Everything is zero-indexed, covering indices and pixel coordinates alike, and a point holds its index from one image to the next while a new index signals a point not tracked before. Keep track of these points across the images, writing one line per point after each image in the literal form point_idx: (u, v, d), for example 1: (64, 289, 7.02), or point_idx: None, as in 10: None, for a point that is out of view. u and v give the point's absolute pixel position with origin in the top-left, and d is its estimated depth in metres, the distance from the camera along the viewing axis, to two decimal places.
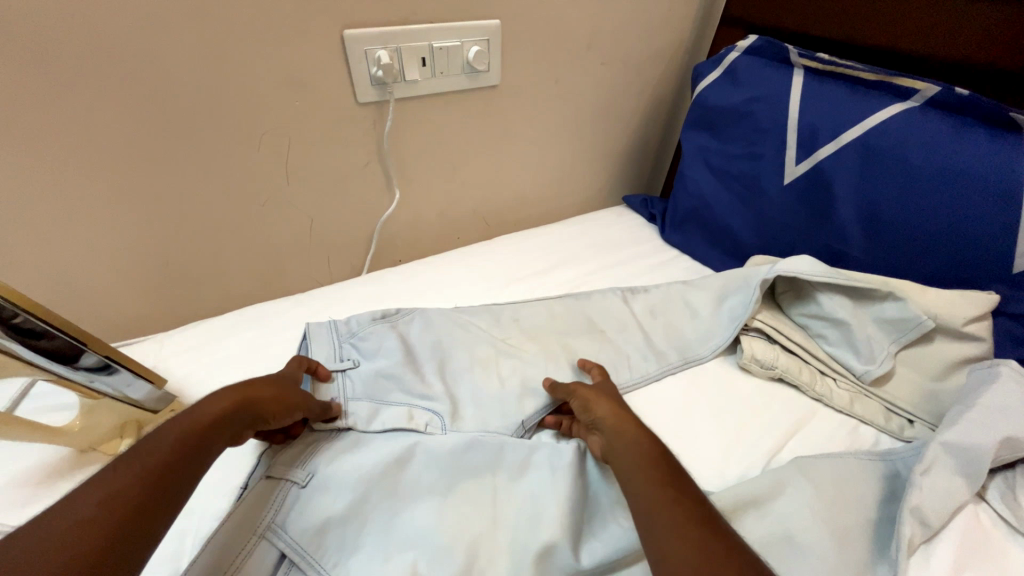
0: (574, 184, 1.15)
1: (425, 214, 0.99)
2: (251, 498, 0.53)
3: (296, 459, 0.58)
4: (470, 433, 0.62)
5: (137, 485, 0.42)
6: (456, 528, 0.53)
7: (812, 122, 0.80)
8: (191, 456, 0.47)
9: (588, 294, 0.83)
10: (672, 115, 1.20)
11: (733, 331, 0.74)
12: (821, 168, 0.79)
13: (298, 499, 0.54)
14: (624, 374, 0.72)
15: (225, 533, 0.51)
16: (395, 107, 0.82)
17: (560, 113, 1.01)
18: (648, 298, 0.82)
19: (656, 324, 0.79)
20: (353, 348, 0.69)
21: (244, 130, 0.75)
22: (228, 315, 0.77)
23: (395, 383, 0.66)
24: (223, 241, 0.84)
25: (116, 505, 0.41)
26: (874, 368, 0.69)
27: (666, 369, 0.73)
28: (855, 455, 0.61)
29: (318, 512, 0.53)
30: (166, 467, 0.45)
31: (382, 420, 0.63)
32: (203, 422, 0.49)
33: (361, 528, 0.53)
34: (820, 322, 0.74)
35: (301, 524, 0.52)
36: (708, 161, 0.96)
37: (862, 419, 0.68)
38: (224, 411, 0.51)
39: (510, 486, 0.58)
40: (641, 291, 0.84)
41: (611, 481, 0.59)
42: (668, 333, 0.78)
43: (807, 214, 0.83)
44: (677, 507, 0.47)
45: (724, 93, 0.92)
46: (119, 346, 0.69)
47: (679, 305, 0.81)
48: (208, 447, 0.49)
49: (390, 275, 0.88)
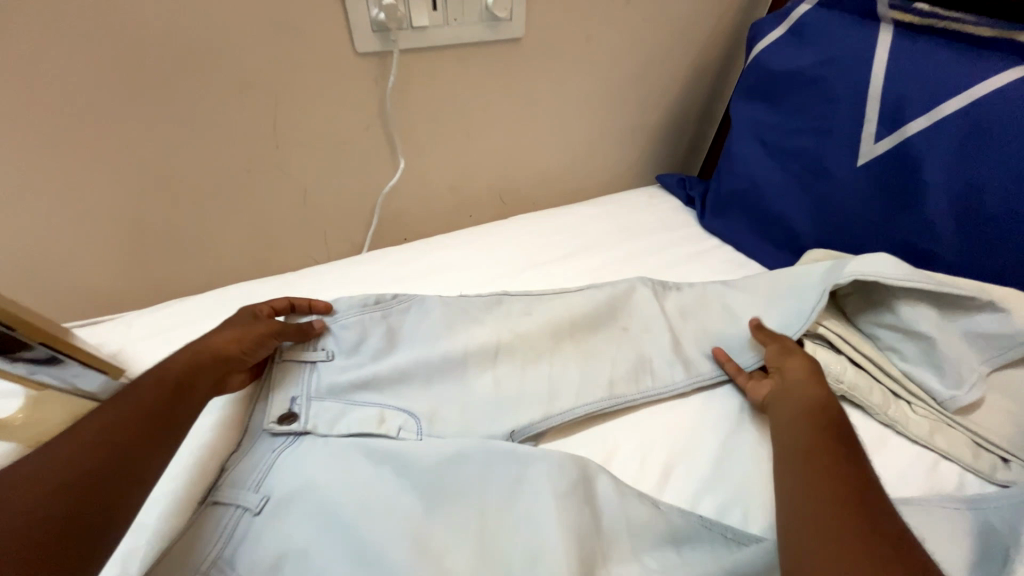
0: (602, 161, 1.03)
1: (433, 189, 0.88)
2: (194, 526, 0.46)
3: (248, 477, 0.50)
4: (456, 442, 0.53)
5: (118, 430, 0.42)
6: (441, 564, 0.45)
7: (900, 90, 0.66)
8: (172, 403, 0.47)
9: (614, 287, 0.70)
10: (719, 83, 1.05)
11: (812, 314, 0.62)
12: (909, 147, 0.66)
13: (250, 528, 0.47)
14: (645, 382, 0.61)
15: (163, 570, 0.44)
16: (400, 60, 0.71)
17: (591, 75, 0.88)
18: (679, 297, 0.71)
19: (688, 328, 0.68)
20: (330, 336, 0.62)
21: (224, 81, 0.65)
22: (205, 295, 0.68)
23: (372, 380, 0.59)
24: (204, 213, 0.74)
25: (98, 444, 0.41)
26: (961, 396, 0.57)
27: (689, 381, 0.61)
28: (944, 515, 0.49)
29: (272, 555, 0.45)
30: (138, 416, 0.44)
31: (346, 425, 0.55)
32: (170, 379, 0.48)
33: (320, 561, 0.44)
34: (893, 334, 0.62)
35: (251, 557, 0.45)
36: (762, 136, 0.82)
37: (944, 454, 0.56)
38: (188, 363, 0.51)
39: (506, 512, 0.48)
40: (672, 287, 0.72)
41: (627, 504, 0.49)
42: (699, 336, 0.67)
43: (884, 203, 0.69)
44: (852, 475, 0.45)
45: (789, 55, 0.78)
46: (80, 328, 0.62)
47: (715, 307, 0.70)
48: (188, 392, 0.48)
49: (390, 256, 0.78)
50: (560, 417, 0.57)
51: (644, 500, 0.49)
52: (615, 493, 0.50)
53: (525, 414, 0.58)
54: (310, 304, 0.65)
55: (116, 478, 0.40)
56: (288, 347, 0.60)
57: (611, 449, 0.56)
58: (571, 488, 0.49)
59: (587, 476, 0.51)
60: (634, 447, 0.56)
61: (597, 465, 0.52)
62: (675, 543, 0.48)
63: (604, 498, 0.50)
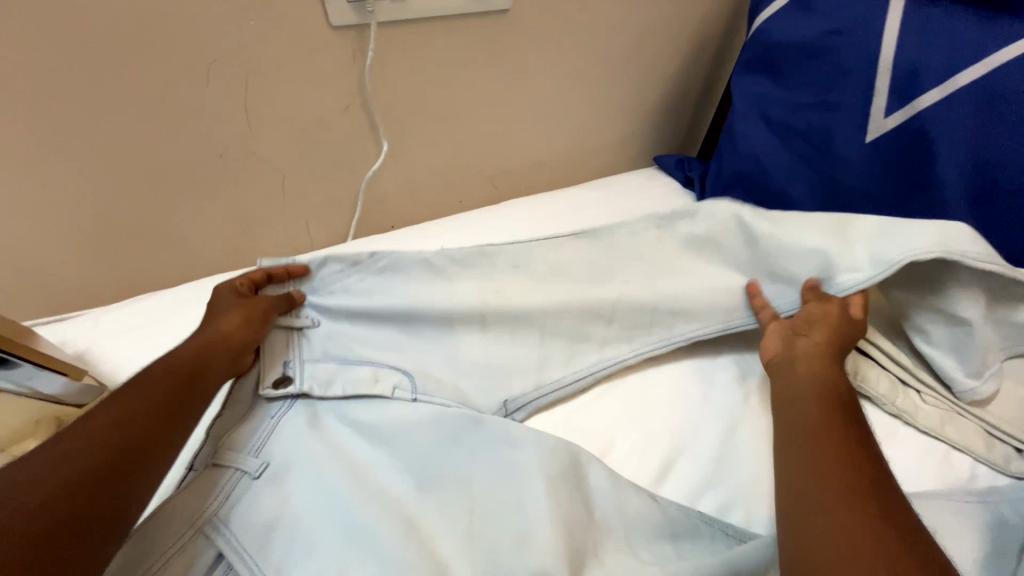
0: (597, 142, 0.98)
1: (419, 173, 0.84)
2: (191, 483, 0.45)
3: (249, 441, 0.48)
4: (454, 409, 0.52)
5: (125, 425, 0.41)
6: (429, 546, 0.43)
7: (912, 60, 0.62)
8: (183, 395, 0.45)
9: (611, 231, 0.66)
10: (719, 59, 1.00)
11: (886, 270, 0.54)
12: (921, 122, 0.62)
13: (247, 491, 0.45)
14: (636, 340, 0.59)
15: (155, 524, 0.42)
16: (378, 35, 0.66)
17: (584, 51, 0.84)
18: (692, 228, 0.65)
19: (694, 272, 0.63)
20: (312, 307, 0.58)
21: (189, 58, 0.60)
22: (179, 288, 0.65)
23: (367, 338, 0.57)
24: (176, 201, 0.70)
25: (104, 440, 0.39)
26: (981, 388, 0.54)
27: (689, 335, 0.59)
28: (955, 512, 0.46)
29: (267, 518, 0.43)
30: (148, 409, 0.43)
31: (343, 383, 0.53)
32: (178, 369, 0.47)
33: (316, 531, 0.43)
34: (931, 317, 0.56)
35: (246, 519, 0.43)
36: (766, 112, 0.77)
37: (956, 446, 0.54)
38: (197, 351, 0.49)
39: (490, 496, 0.46)
40: (679, 222, 0.65)
41: (623, 497, 0.47)
42: (708, 285, 0.62)
43: (894, 181, 0.66)
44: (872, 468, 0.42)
45: (794, 25, 0.73)
46: (42, 327, 0.58)
47: (727, 247, 0.63)
48: (198, 385, 0.47)
49: (374, 243, 0.74)
50: (554, 387, 0.56)
51: (641, 493, 0.47)
52: (609, 484, 0.47)
53: (517, 384, 0.56)
54: (286, 268, 0.58)
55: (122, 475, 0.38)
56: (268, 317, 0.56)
57: (607, 441, 0.53)
58: (562, 473, 0.47)
59: (580, 468, 0.48)
60: (633, 439, 0.53)
61: (590, 454, 0.49)
62: (672, 536, 0.45)
63: (598, 490, 0.47)
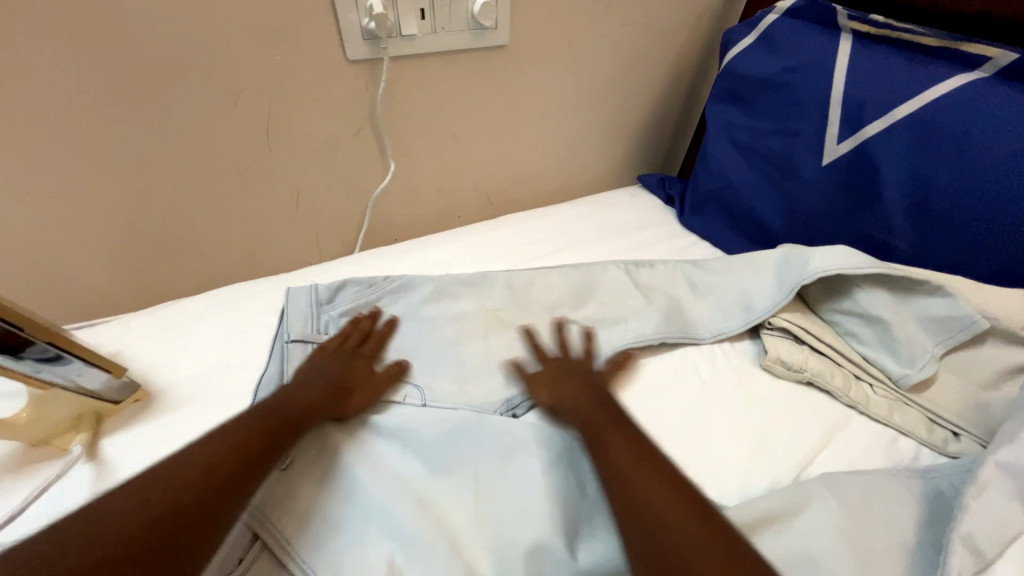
0: (586, 161, 1.06)
1: (423, 190, 0.91)
2: None
3: None
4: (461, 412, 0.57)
5: (229, 458, 0.45)
6: (442, 522, 0.48)
7: (859, 95, 0.72)
8: (277, 434, 0.49)
9: (588, 265, 0.77)
10: (696, 88, 1.09)
11: (790, 295, 0.68)
12: (867, 148, 0.71)
13: (277, 482, 0.50)
14: (617, 339, 0.67)
15: None
16: (389, 66, 0.73)
17: (574, 80, 0.92)
18: (652, 273, 0.76)
19: (659, 296, 0.73)
20: (330, 321, 0.65)
21: (217, 85, 0.66)
22: (205, 296, 0.70)
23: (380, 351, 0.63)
24: (197, 214, 0.76)
25: (209, 470, 0.43)
26: (913, 373, 0.62)
27: (656, 337, 0.67)
28: (901, 489, 0.52)
29: (297, 506, 0.48)
30: (247, 447, 0.46)
31: None
32: (285, 416, 0.51)
33: (346, 511, 0.49)
34: (853, 320, 0.67)
35: (284, 507, 0.48)
36: (735, 137, 0.86)
37: (901, 430, 0.61)
38: (308, 405, 0.53)
39: (494, 479, 0.51)
40: (645, 265, 0.77)
41: None
42: (672, 307, 0.72)
43: (846, 200, 0.74)
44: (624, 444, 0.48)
45: (759, 61, 0.82)
46: (77, 328, 0.63)
47: (682, 283, 0.75)
48: (293, 431, 0.50)
49: (382, 255, 0.81)
50: None
51: None
52: None
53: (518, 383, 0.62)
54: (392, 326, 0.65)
55: (199, 517, 0.40)
56: (293, 329, 0.63)
57: None
58: (558, 457, 0.53)
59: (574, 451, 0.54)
60: None
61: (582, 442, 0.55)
62: None
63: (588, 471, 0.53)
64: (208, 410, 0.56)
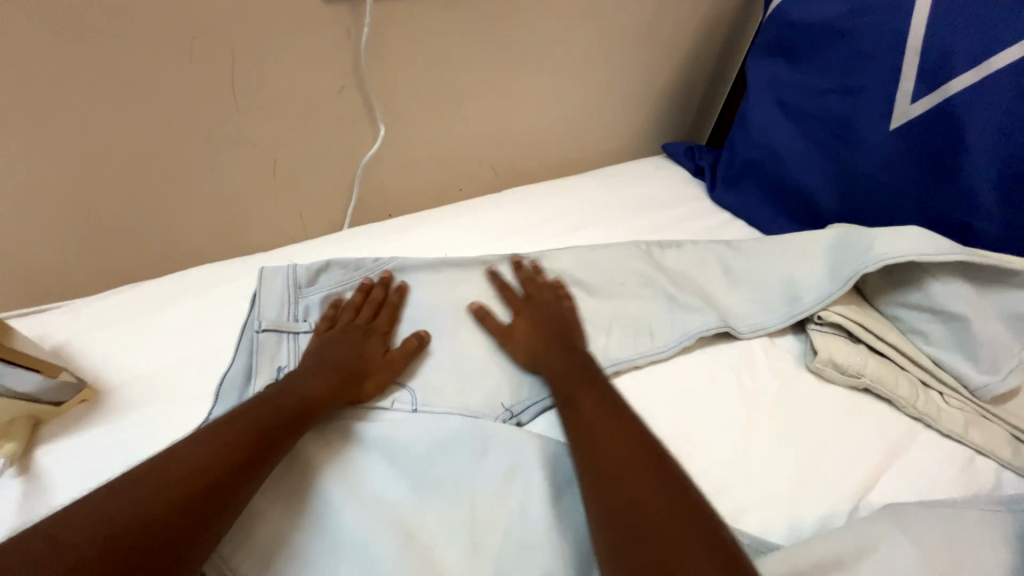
0: (602, 129, 0.94)
1: (417, 159, 0.80)
2: None
3: None
4: (452, 419, 0.49)
5: (226, 458, 0.39)
6: (429, 558, 0.40)
7: (944, 42, 0.59)
8: (273, 437, 0.42)
9: (605, 245, 0.66)
10: (730, 43, 0.96)
11: (847, 283, 0.57)
12: (951, 108, 0.59)
13: None
14: (641, 345, 0.57)
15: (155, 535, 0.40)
16: (375, 9, 0.62)
17: (591, 30, 0.79)
18: (680, 255, 0.66)
19: (688, 283, 0.63)
20: (309, 307, 0.56)
21: (170, 30, 0.56)
22: (166, 278, 0.62)
23: None
24: (159, 186, 0.66)
25: (207, 469, 0.38)
26: (999, 383, 0.53)
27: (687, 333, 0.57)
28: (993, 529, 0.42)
29: (259, 537, 0.40)
30: (240, 448, 0.40)
31: None
32: (288, 408, 0.44)
33: (318, 545, 0.41)
34: (921, 316, 0.57)
35: (243, 541, 0.40)
36: (782, 97, 0.73)
37: (980, 450, 0.52)
38: (314, 397, 0.46)
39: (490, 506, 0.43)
40: (671, 245, 0.67)
41: None
42: (704, 296, 0.61)
43: (919, 172, 0.62)
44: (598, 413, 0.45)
45: (815, 4, 0.69)
46: (18, 319, 0.55)
47: (715, 267, 0.65)
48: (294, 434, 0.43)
49: (370, 233, 0.71)
50: None
51: None
52: None
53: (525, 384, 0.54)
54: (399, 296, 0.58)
55: (187, 524, 0.35)
56: (263, 318, 0.54)
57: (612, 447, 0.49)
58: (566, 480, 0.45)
59: None
60: None
61: None
62: None
63: None
64: (163, 415, 0.49)
